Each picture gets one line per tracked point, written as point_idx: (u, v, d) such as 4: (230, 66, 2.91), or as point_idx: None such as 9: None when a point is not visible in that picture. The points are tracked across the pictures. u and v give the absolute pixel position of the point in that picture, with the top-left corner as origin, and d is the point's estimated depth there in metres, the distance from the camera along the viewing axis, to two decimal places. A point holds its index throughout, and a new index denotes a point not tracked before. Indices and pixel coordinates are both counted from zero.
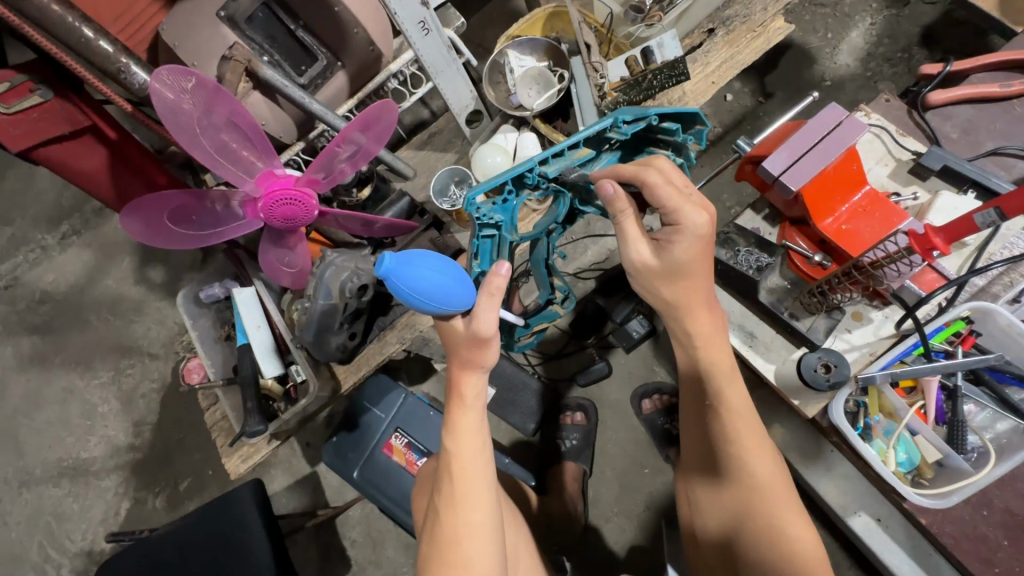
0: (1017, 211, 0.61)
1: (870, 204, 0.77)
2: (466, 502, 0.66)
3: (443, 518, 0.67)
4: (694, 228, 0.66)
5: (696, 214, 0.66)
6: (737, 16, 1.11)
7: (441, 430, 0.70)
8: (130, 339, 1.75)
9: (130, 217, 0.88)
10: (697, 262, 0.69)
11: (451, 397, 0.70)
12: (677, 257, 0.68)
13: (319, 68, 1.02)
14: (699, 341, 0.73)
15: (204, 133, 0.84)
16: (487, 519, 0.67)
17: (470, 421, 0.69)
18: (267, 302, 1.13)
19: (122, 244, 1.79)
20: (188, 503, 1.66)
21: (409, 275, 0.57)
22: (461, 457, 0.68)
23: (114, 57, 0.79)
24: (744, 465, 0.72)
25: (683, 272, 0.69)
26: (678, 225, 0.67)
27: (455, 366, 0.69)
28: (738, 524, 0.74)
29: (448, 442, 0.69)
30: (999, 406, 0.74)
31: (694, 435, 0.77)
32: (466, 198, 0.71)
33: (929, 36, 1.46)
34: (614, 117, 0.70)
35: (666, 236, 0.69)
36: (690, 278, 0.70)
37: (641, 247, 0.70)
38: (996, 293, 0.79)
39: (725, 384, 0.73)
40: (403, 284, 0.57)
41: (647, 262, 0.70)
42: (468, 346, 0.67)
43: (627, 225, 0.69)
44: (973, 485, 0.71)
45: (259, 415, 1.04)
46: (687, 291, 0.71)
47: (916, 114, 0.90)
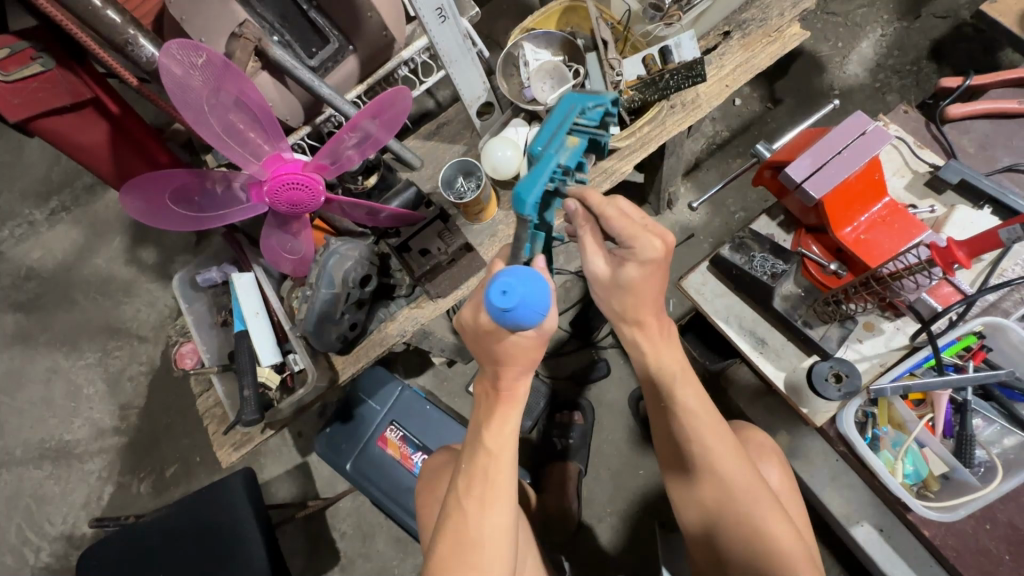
0: None
1: (890, 214, 0.76)
2: (497, 502, 0.65)
3: (468, 516, 0.65)
4: (647, 252, 0.67)
5: (647, 243, 0.67)
6: (754, 20, 1.11)
7: (476, 425, 0.68)
8: (119, 320, 1.71)
9: (130, 195, 0.86)
10: (646, 283, 0.70)
11: (494, 396, 0.67)
12: (628, 278, 0.69)
13: (330, 51, 0.99)
14: (647, 347, 0.74)
15: (212, 112, 0.81)
16: (512, 521, 0.66)
17: (512, 422, 0.67)
18: (266, 289, 1.10)
19: (114, 223, 1.75)
20: (174, 489, 1.63)
21: (531, 292, 0.60)
22: (499, 458, 0.66)
23: (121, 28, 0.75)
24: (727, 470, 0.72)
25: (632, 293, 0.71)
26: (632, 250, 0.68)
27: (505, 372, 0.65)
28: (728, 528, 0.72)
29: (487, 438, 0.66)
30: (1007, 421, 0.75)
31: (662, 433, 0.77)
32: (521, 201, 0.63)
33: (938, 50, 1.47)
34: (581, 104, 0.72)
35: (620, 257, 0.70)
36: (636, 296, 0.71)
37: (599, 261, 0.72)
38: (1006, 308, 0.79)
39: (681, 384, 0.73)
40: (531, 303, 0.60)
41: (602, 276, 0.72)
42: (530, 348, 0.64)
43: (586, 239, 0.71)
44: (979, 500, 0.71)
45: (255, 405, 1.02)
46: (636, 302, 0.71)
47: (934, 127, 0.89)
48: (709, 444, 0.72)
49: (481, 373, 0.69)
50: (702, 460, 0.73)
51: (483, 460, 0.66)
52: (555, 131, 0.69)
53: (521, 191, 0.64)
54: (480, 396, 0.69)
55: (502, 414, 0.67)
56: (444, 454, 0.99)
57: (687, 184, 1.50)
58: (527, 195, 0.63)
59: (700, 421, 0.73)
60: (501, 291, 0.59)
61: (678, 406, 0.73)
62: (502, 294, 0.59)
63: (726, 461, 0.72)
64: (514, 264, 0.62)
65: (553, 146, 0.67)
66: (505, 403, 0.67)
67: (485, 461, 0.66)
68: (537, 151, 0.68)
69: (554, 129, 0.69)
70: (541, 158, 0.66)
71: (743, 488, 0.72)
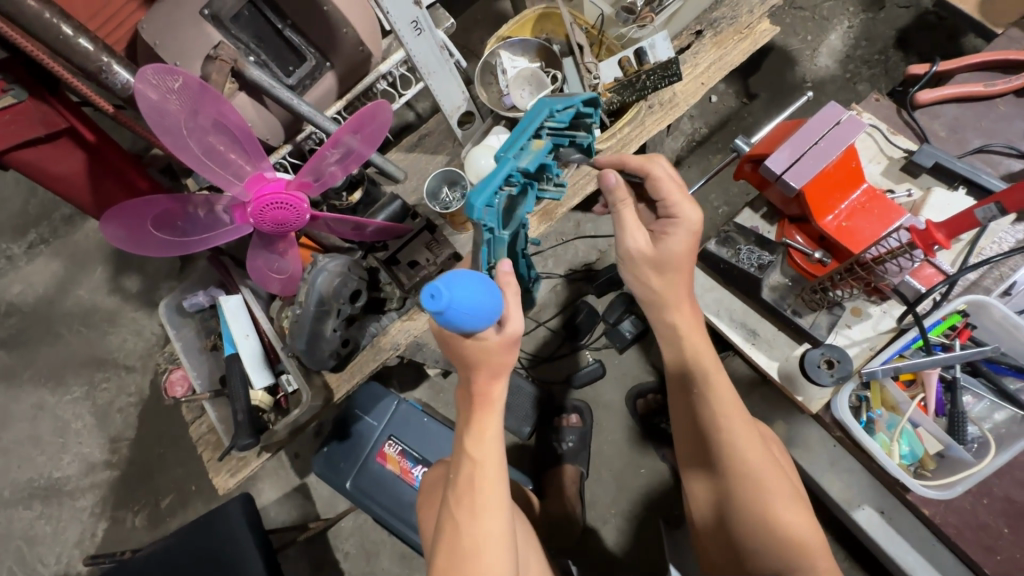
0: (1018, 205, 0.63)
1: (869, 201, 0.78)
2: (488, 509, 0.64)
3: (460, 526, 0.64)
4: (690, 221, 0.74)
5: (691, 212, 0.74)
6: (725, 18, 1.13)
7: (461, 433, 0.68)
8: (106, 351, 1.68)
9: (111, 223, 0.84)
10: (686, 256, 0.75)
11: (476, 400, 0.66)
12: (671, 247, 0.74)
13: (308, 69, 0.99)
14: (682, 330, 0.78)
15: (191, 135, 0.80)
16: (507, 527, 0.65)
17: (493, 427, 0.67)
18: (254, 310, 1.09)
19: (96, 253, 1.72)
20: (171, 520, 1.59)
21: (464, 295, 0.56)
22: (485, 464, 0.66)
23: (94, 56, 0.75)
24: (744, 456, 0.73)
25: (674, 266, 0.75)
26: (675, 218, 0.74)
27: (477, 373, 0.64)
28: (746, 520, 0.72)
29: (471, 447, 0.66)
30: (997, 396, 0.76)
31: (686, 432, 0.80)
32: (471, 204, 0.65)
33: (904, 39, 1.50)
34: (549, 107, 0.75)
35: (661, 229, 0.76)
36: (676, 272, 0.76)
37: (637, 236, 0.75)
38: (988, 286, 0.81)
39: (709, 379, 0.76)
40: (461, 307, 0.55)
41: (641, 250, 0.75)
42: (497, 351, 0.63)
43: (626, 215, 0.75)
44: (975, 475, 0.72)
45: (248, 429, 1.00)
46: (673, 281, 0.76)
47: (905, 114, 0.91)
48: (728, 432, 0.75)
49: (458, 380, 0.68)
50: (721, 448, 0.74)
51: (469, 468, 0.66)
52: (520, 134, 0.73)
53: (474, 192, 0.66)
54: (457, 403, 0.69)
55: (481, 420, 0.66)
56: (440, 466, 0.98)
57: None
58: (478, 196, 0.66)
59: (719, 417, 0.75)
60: (431, 295, 0.55)
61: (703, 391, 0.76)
62: (432, 297, 0.55)
63: (742, 447, 0.74)
64: (452, 266, 0.58)
65: (513, 150, 0.70)
66: (484, 407, 0.66)
67: (471, 469, 0.66)
68: (499, 154, 0.72)
69: (519, 133, 0.73)
70: (499, 162, 0.69)
71: (756, 481, 0.72)
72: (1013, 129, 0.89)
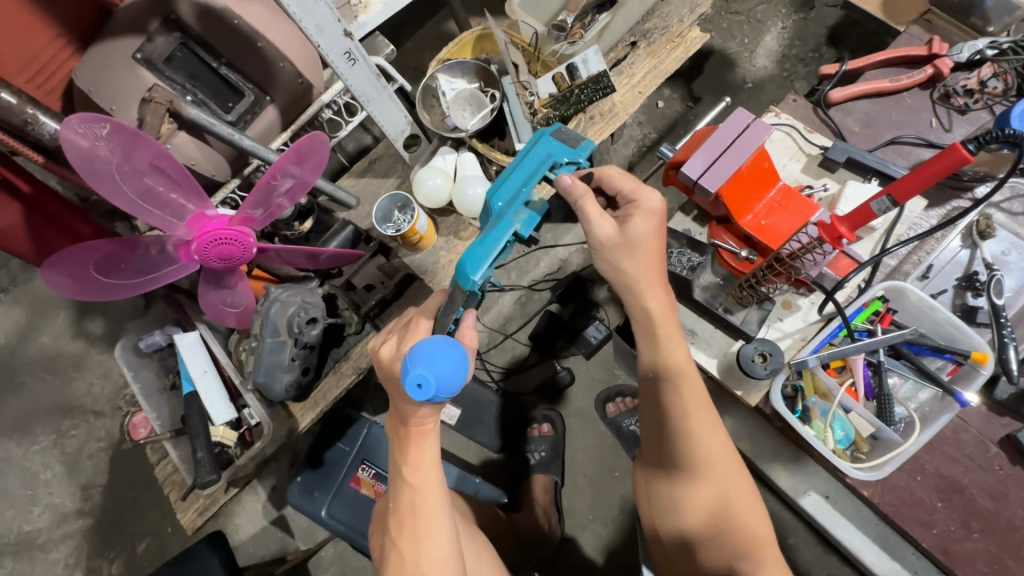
0: (906, 196, 0.67)
1: (785, 199, 0.80)
2: (430, 537, 0.68)
3: (404, 554, 0.68)
4: (650, 204, 0.75)
5: (649, 195, 0.76)
6: (657, 29, 1.17)
7: (399, 462, 0.70)
8: (72, 398, 1.65)
9: (53, 271, 0.85)
10: (653, 237, 0.75)
11: (410, 432, 0.69)
12: (636, 229, 0.74)
13: (247, 105, 1.00)
14: (656, 316, 0.75)
15: (124, 179, 0.80)
16: (451, 547, 0.69)
17: (430, 454, 0.69)
18: (212, 346, 1.09)
19: (58, 298, 1.70)
20: (148, 565, 1.56)
21: (448, 374, 0.59)
22: (423, 491, 0.69)
23: (19, 109, 0.75)
24: (710, 459, 0.76)
25: (640, 247, 0.74)
26: (636, 202, 0.76)
27: (406, 409, 0.67)
28: (707, 517, 0.77)
29: (408, 474, 0.69)
30: (918, 376, 0.79)
31: (651, 433, 0.80)
32: (466, 278, 0.68)
33: (835, 36, 1.56)
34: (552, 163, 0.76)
35: (624, 215, 0.76)
36: (644, 253, 0.75)
37: (604, 226, 0.74)
38: (906, 271, 0.86)
39: (679, 383, 0.75)
40: (450, 385, 0.60)
41: (610, 236, 0.74)
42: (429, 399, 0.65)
43: (590, 208, 0.74)
44: (902, 455, 0.74)
45: (211, 465, 1.00)
46: (644, 263, 0.75)
47: (821, 112, 0.96)
48: (700, 437, 0.75)
49: (392, 413, 0.70)
50: (690, 453, 0.76)
51: (409, 495, 0.69)
52: (521, 186, 0.74)
53: (468, 264, 0.68)
54: (392, 435, 0.71)
55: (416, 451, 0.69)
56: None
57: None
58: (473, 269, 0.68)
59: (685, 423, 0.75)
60: (417, 382, 0.59)
61: (677, 398, 0.75)
62: (418, 385, 0.58)
63: (709, 451, 0.76)
64: (429, 345, 0.60)
65: (512, 208, 0.72)
66: (419, 438, 0.68)
67: (411, 496, 0.69)
68: (497, 208, 0.73)
69: (517, 190, 0.73)
70: (496, 226, 0.70)
71: (715, 483, 0.77)
72: (922, 120, 0.94)
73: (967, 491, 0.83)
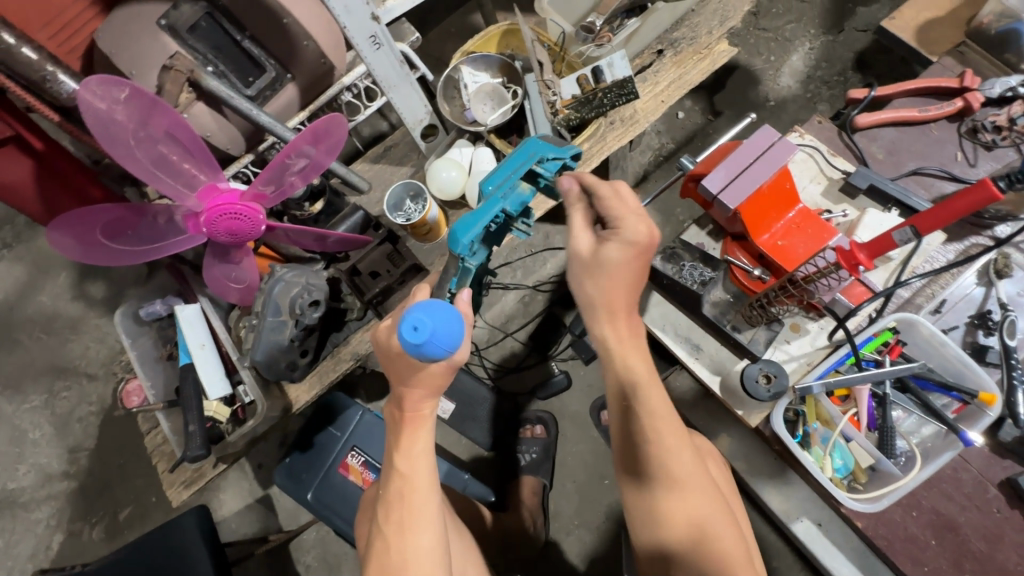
0: (929, 228, 0.66)
1: (803, 221, 0.79)
2: (416, 526, 0.67)
3: (389, 543, 0.66)
4: (634, 234, 0.71)
5: (639, 226, 0.71)
6: (685, 38, 1.17)
7: (391, 449, 0.70)
8: (66, 359, 1.65)
9: (59, 231, 0.83)
10: (626, 266, 0.72)
11: (406, 417, 0.69)
12: (609, 256, 0.72)
13: (267, 80, 0.99)
14: (613, 343, 0.74)
15: (139, 145, 0.79)
16: (439, 540, 0.67)
17: (422, 443, 0.69)
18: (213, 320, 1.08)
19: (60, 258, 1.69)
20: (130, 532, 1.56)
21: (445, 326, 0.60)
22: (411, 480, 0.68)
23: (38, 65, 0.74)
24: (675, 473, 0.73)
25: (608, 273, 0.72)
26: (620, 230, 0.72)
27: (409, 390, 0.67)
28: (682, 539, 0.73)
29: (398, 463, 0.69)
30: (924, 411, 0.78)
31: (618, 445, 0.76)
32: (455, 239, 0.67)
33: (861, 62, 1.55)
34: (541, 152, 0.74)
35: (607, 237, 0.73)
36: (610, 280, 0.73)
37: (585, 238, 0.75)
38: (919, 304, 0.86)
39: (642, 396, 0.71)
40: (446, 340, 0.60)
41: (583, 252, 0.74)
42: (439, 374, 0.66)
43: (576, 217, 0.76)
44: (901, 489, 0.74)
45: (202, 440, 0.98)
46: (609, 288, 0.73)
47: (845, 135, 0.95)
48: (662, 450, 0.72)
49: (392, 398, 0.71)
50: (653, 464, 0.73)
51: (396, 483, 0.68)
52: (509, 175, 0.72)
53: (457, 230, 0.68)
54: (389, 421, 0.72)
55: (409, 438, 0.69)
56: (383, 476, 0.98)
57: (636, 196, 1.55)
58: (461, 235, 0.68)
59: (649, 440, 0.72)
60: (414, 327, 0.59)
61: (641, 409, 0.71)
62: (413, 329, 0.59)
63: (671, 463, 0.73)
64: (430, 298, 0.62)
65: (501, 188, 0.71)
66: (415, 424, 0.69)
67: (399, 483, 0.68)
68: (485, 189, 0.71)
69: (507, 172, 0.72)
70: (485, 201, 0.70)
71: (687, 499, 0.73)
72: (946, 153, 0.93)
73: (962, 530, 0.83)
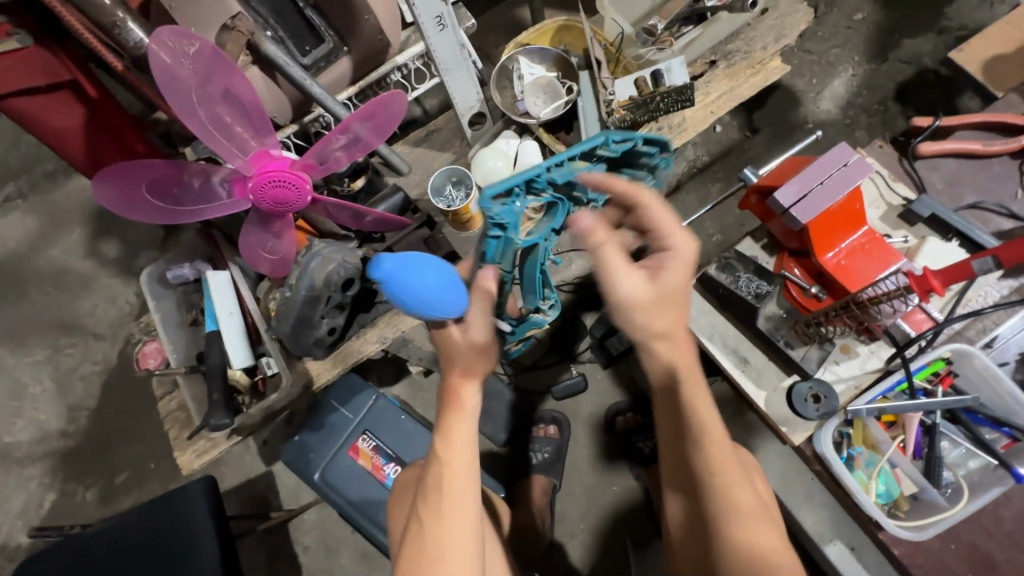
0: (1011, 260, 0.71)
1: (870, 242, 0.81)
2: (454, 513, 0.66)
3: (427, 529, 0.66)
4: (683, 254, 0.63)
5: (686, 242, 0.63)
6: (739, 52, 1.15)
7: (434, 434, 0.70)
8: (74, 316, 1.62)
9: (104, 182, 0.82)
10: (672, 304, 0.61)
11: (448, 402, 0.69)
12: (668, 282, 0.61)
13: (324, 51, 0.97)
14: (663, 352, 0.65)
15: (200, 103, 0.78)
16: (474, 530, 0.67)
17: (465, 430, 0.68)
18: (241, 288, 1.07)
19: (75, 213, 1.66)
20: (123, 498, 1.53)
21: (401, 271, 0.59)
22: (454, 467, 0.67)
23: (110, 11, 0.73)
24: (715, 474, 0.66)
25: (643, 305, 0.61)
26: (673, 250, 0.63)
27: (454, 373, 0.68)
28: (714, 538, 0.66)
29: (439, 450, 0.68)
30: (973, 444, 0.80)
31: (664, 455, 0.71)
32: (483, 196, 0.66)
33: (903, 93, 1.55)
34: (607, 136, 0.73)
35: (652, 264, 0.63)
36: (658, 309, 0.62)
37: (632, 276, 0.61)
38: (971, 336, 0.86)
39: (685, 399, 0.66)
40: (396, 283, 0.59)
41: (634, 290, 0.61)
42: (468, 351, 0.67)
43: (615, 253, 0.63)
44: (949, 518, 0.77)
45: (225, 409, 0.97)
46: (656, 319, 0.63)
47: (906, 162, 0.95)
48: (705, 452, 0.66)
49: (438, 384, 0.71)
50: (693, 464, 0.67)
51: (437, 469, 0.68)
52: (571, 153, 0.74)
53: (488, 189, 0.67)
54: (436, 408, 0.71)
55: (451, 422, 0.68)
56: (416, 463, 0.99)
57: (668, 205, 1.54)
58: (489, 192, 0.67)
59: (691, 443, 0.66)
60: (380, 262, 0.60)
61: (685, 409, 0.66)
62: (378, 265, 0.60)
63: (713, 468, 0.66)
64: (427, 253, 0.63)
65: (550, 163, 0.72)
66: (456, 409, 0.68)
67: (439, 469, 0.68)
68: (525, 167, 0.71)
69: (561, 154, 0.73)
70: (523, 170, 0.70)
71: (724, 497, 0.66)
72: (1007, 189, 0.93)
73: (992, 567, 0.82)
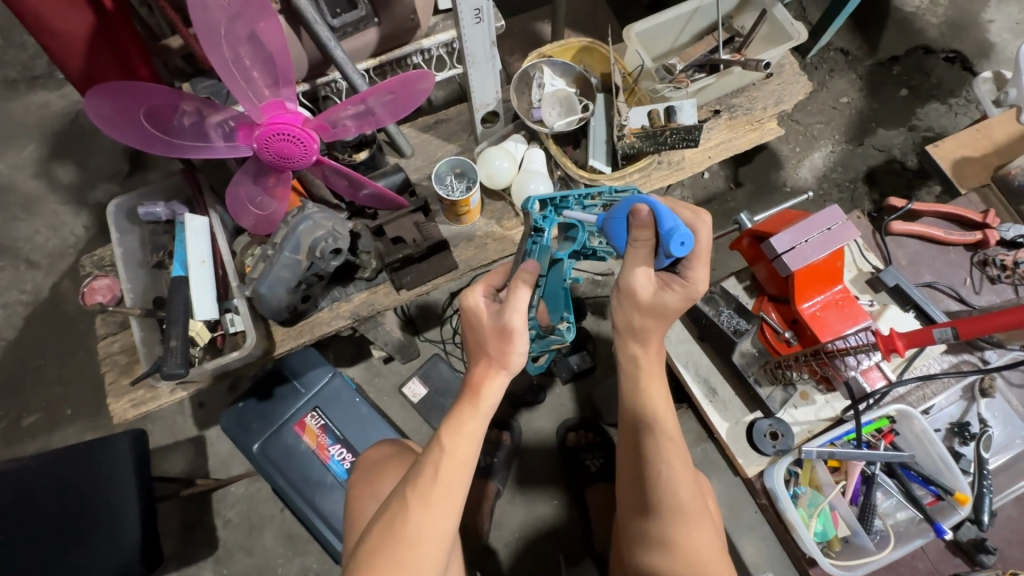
0: (968, 333, 0.76)
1: (844, 298, 0.88)
2: (439, 505, 0.66)
3: (409, 514, 0.65)
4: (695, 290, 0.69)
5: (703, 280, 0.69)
6: (742, 107, 1.22)
7: (442, 421, 0.69)
8: (9, 238, 1.49)
9: (98, 97, 0.76)
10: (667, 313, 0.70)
11: (467, 393, 0.68)
12: (666, 301, 0.69)
13: (354, 17, 0.97)
14: (641, 364, 0.76)
15: (227, 38, 0.76)
16: (451, 528, 0.66)
17: (473, 425, 0.67)
18: (218, 238, 1.02)
19: (33, 130, 1.54)
20: (26, 442, 1.39)
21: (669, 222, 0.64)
22: (456, 459, 0.67)
23: None
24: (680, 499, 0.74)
25: (655, 317, 0.71)
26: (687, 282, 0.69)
27: (481, 363, 0.68)
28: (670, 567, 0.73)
29: (444, 438, 0.67)
30: (903, 496, 0.92)
31: (627, 474, 0.78)
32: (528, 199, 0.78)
33: (872, 176, 1.68)
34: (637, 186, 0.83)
35: (669, 282, 0.69)
36: (652, 320, 0.72)
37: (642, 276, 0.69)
38: (912, 401, 0.96)
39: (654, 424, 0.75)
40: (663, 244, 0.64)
41: (639, 294, 0.70)
42: (494, 339, 0.67)
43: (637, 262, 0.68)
44: (875, 561, 0.86)
45: (182, 356, 0.89)
46: (649, 322, 0.72)
47: (879, 236, 1.06)
48: (671, 469, 0.74)
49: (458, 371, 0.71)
50: (658, 486, 0.74)
51: (436, 455, 0.67)
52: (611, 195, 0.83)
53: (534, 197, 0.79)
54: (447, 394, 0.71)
55: (463, 415, 0.67)
56: (389, 448, 0.99)
57: None
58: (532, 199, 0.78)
59: (658, 464, 0.74)
60: (680, 241, 0.63)
61: (656, 428, 0.75)
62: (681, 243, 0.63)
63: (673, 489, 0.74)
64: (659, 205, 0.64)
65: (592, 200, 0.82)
66: (472, 401, 0.67)
67: (437, 457, 0.67)
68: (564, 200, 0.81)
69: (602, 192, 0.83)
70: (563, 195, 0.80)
71: (681, 525, 0.74)
72: (958, 276, 1.04)
73: None
